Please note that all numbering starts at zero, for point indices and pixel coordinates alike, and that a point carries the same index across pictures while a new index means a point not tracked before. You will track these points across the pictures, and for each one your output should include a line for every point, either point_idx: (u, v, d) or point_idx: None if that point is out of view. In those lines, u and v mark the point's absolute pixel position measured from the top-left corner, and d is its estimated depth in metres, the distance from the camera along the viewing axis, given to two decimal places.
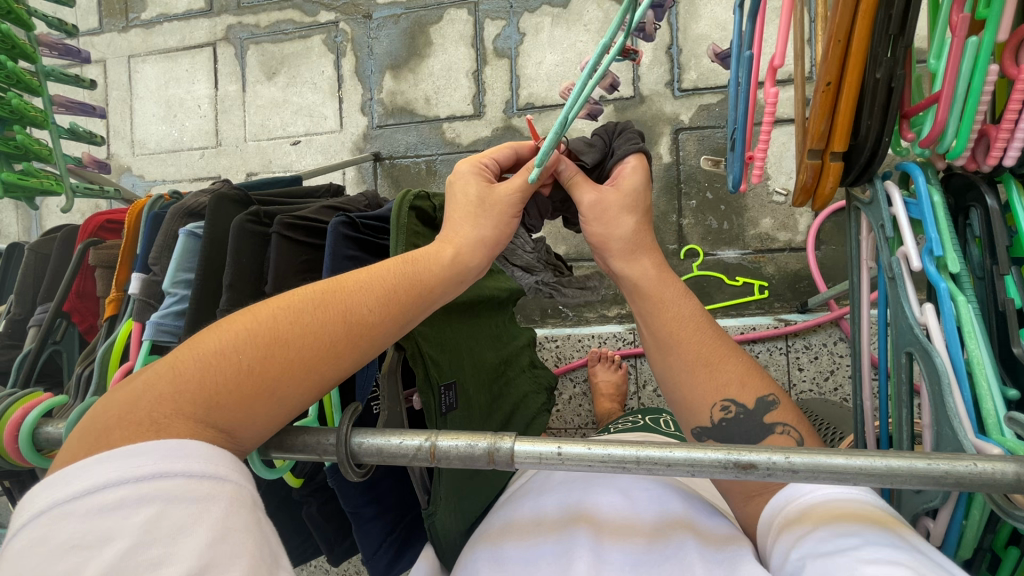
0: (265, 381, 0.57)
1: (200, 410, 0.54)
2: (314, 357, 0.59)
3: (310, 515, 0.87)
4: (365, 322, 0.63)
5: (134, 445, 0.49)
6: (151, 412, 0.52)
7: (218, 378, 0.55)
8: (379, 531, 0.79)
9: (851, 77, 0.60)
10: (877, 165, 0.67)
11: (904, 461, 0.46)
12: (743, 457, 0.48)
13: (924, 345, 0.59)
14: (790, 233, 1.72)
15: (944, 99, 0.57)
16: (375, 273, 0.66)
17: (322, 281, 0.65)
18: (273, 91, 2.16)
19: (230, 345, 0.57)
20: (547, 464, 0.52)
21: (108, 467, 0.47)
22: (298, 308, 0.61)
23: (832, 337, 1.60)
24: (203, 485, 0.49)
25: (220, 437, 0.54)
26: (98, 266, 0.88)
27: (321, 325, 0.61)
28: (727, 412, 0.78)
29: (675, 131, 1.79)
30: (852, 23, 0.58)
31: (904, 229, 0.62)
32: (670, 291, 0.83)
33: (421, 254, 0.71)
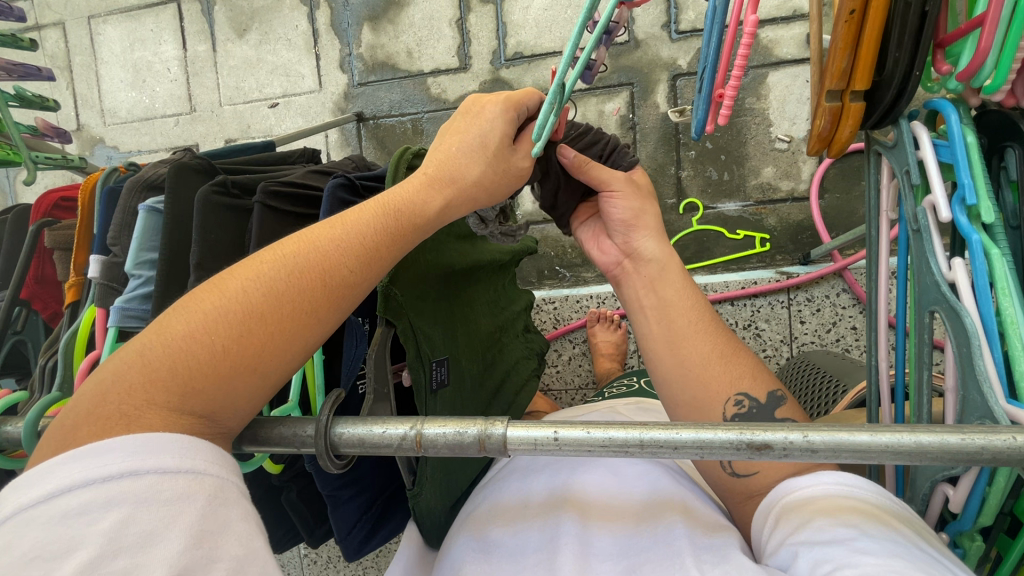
0: (243, 361, 0.50)
1: (174, 397, 0.48)
2: (296, 327, 0.53)
3: (291, 500, 0.86)
4: (345, 280, 0.56)
5: (101, 442, 0.44)
6: (120, 405, 0.46)
7: (190, 362, 0.49)
8: (355, 510, 0.77)
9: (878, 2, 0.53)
10: (903, 105, 0.59)
11: (934, 437, 0.42)
12: (757, 437, 0.44)
13: (950, 303, 0.53)
14: (794, 182, 1.65)
15: (988, 23, 0.50)
16: (348, 225, 0.58)
17: (287, 240, 0.57)
18: (245, 50, 2.02)
19: (198, 324, 0.50)
20: (543, 450, 0.48)
21: (74, 467, 0.42)
22: (268, 275, 0.53)
23: (836, 288, 1.55)
24: (178, 482, 0.43)
25: (199, 423, 0.49)
26: (55, 248, 0.82)
27: (296, 289, 0.53)
28: (741, 408, 0.72)
29: (672, 78, 1.68)
30: None
31: (932, 175, 0.55)
32: (678, 286, 0.80)
33: (400, 197, 0.63)
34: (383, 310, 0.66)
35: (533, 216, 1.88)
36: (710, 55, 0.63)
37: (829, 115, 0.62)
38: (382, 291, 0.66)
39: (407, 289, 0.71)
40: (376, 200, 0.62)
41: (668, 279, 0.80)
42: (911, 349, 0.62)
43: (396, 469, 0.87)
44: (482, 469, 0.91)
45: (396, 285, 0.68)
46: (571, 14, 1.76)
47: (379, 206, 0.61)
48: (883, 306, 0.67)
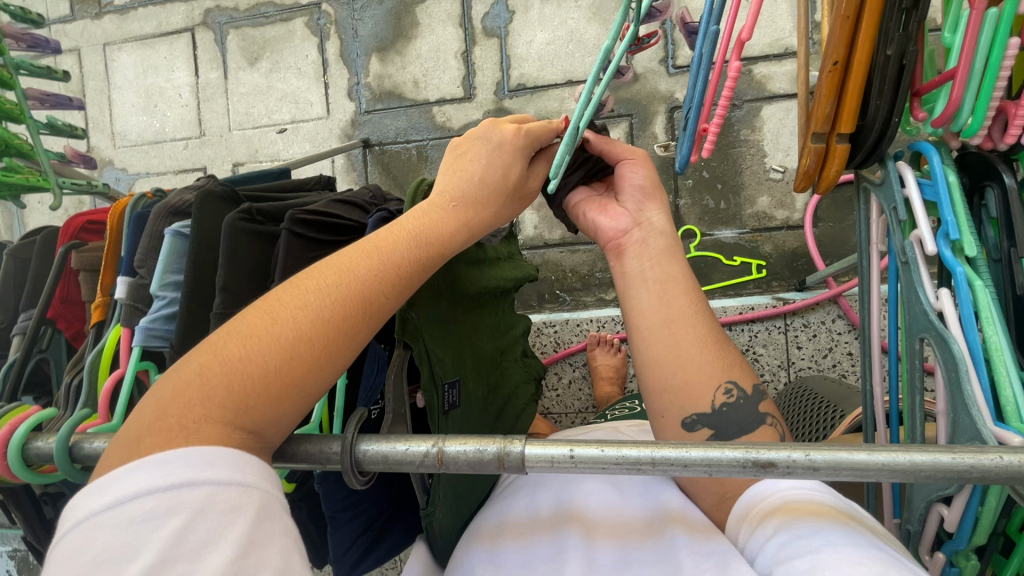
0: (293, 381, 0.53)
1: (229, 414, 0.49)
2: (340, 350, 0.56)
3: (302, 520, 0.90)
4: (382, 306, 0.60)
5: (164, 452, 0.46)
6: (181, 418, 0.48)
7: (244, 382, 0.51)
8: (352, 531, 0.79)
9: (860, 56, 0.57)
10: (886, 145, 0.64)
11: (927, 457, 0.45)
12: (762, 456, 0.47)
13: (939, 331, 0.57)
14: (788, 211, 1.71)
15: (959, 76, 0.55)
16: (384, 254, 0.61)
17: (328, 265, 0.59)
18: (256, 78, 2.09)
19: (254, 346, 0.52)
20: (559, 468, 0.51)
21: (140, 475, 0.44)
22: (316, 301, 0.56)
23: (831, 315, 1.59)
24: (230, 493, 0.45)
25: (249, 438, 0.50)
26: (81, 269, 0.85)
27: (340, 314, 0.56)
28: (729, 396, 0.76)
29: (669, 110, 1.75)
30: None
31: (918, 212, 0.59)
32: (678, 273, 0.82)
33: (430, 228, 0.67)
34: (400, 332, 0.69)
35: (534, 241, 1.93)
36: (696, 98, 0.65)
37: (815, 154, 0.66)
38: (400, 314, 0.69)
39: (423, 313, 0.74)
40: (410, 230, 0.65)
41: (666, 265, 0.82)
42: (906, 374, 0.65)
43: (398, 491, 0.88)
44: (488, 491, 0.92)
45: (413, 309, 0.71)
46: (572, 48, 1.84)
47: (412, 237, 0.65)
48: (875, 330, 0.71)
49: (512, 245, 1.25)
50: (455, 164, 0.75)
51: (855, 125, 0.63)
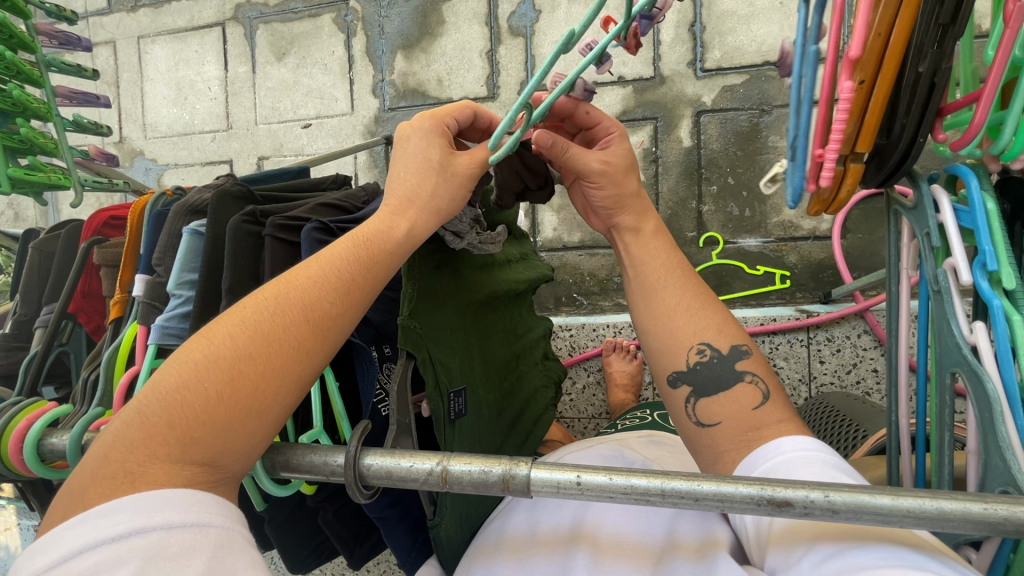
0: (239, 405, 0.53)
1: (175, 450, 0.50)
2: (285, 365, 0.55)
3: (328, 519, 0.82)
4: (327, 313, 0.59)
5: (108, 502, 0.46)
6: (123, 462, 0.49)
7: (185, 409, 0.51)
8: (406, 533, 0.78)
9: (886, 75, 0.54)
10: (910, 164, 0.60)
11: (957, 504, 0.42)
12: (778, 494, 0.44)
13: (972, 367, 0.54)
14: (815, 221, 1.65)
15: (986, 98, 0.51)
16: (325, 261, 0.61)
17: (269, 284, 0.60)
18: (283, 72, 2.11)
19: (192, 373, 0.53)
20: (565, 494, 0.49)
21: (83, 530, 0.44)
22: (250, 320, 0.56)
23: (856, 329, 1.54)
24: (183, 536, 0.46)
25: (203, 472, 0.51)
26: (103, 264, 0.86)
27: (281, 331, 0.56)
28: (702, 356, 0.76)
29: (696, 114, 1.71)
30: (896, 11, 0.51)
31: (953, 239, 0.56)
32: (655, 246, 0.82)
33: (370, 227, 0.65)
34: (404, 341, 0.68)
35: (553, 243, 1.92)
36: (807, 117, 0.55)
37: (831, 178, 0.63)
38: (402, 323, 0.68)
39: (426, 322, 0.73)
40: (346, 237, 0.64)
41: (646, 247, 0.82)
42: (933, 393, 0.62)
43: None
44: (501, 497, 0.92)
45: (414, 318, 0.71)
46: None
47: (345, 241, 0.64)
48: (904, 348, 0.67)
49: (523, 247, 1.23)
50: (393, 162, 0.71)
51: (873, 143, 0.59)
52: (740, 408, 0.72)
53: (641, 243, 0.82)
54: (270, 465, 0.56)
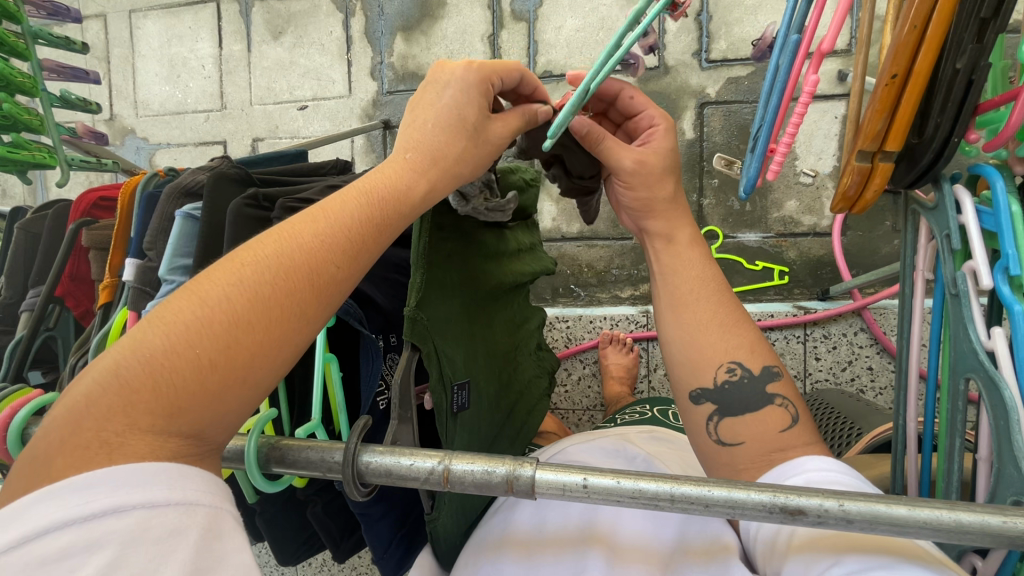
0: (232, 371, 0.49)
1: (160, 416, 0.46)
2: (283, 330, 0.52)
3: (315, 514, 0.79)
4: (329, 278, 0.55)
5: (82, 475, 0.43)
6: (97, 431, 0.44)
7: (172, 375, 0.47)
8: (388, 527, 0.75)
9: (922, 72, 0.52)
10: (941, 166, 0.58)
11: (974, 517, 0.41)
12: (791, 501, 0.43)
13: (989, 373, 0.52)
14: (816, 217, 1.64)
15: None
16: (328, 219, 0.57)
17: (262, 237, 0.55)
18: (279, 52, 2.06)
19: (179, 336, 0.48)
20: (570, 497, 0.47)
21: (51, 505, 0.40)
22: (251, 277, 0.52)
23: (853, 327, 1.53)
24: (166, 516, 0.43)
25: (190, 444, 0.48)
26: (91, 247, 0.83)
27: (282, 294, 0.52)
28: (732, 374, 0.75)
29: (700, 105, 1.69)
30: (932, 5, 0.49)
31: (974, 241, 0.55)
32: (691, 260, 0.81)
33: (379, 187, 0.62)
34: (410, 333, 0.66)
35: (552, 233, 1.90)
36: (767, 117, 0.60)
37: (858, 174, 0.61)
38: (410, 314, 0.66)
39: (433, 314, 0.71)
40: (356, 192, 0.60)
41: (683, 259, 0.81)
42: (945, 395, 0.61)
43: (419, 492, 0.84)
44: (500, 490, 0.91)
45: (422, 310, 0.69)
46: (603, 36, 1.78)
47: (355, 197, 0.60)
48: (915, 351, 0.66)
49: (534, 237, 1.21)
50: (414, 115, 0.69)
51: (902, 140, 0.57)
52: (767, 430, 0.72)
53: (674, 252, 0.82)
54: (265, 458, 0.54)
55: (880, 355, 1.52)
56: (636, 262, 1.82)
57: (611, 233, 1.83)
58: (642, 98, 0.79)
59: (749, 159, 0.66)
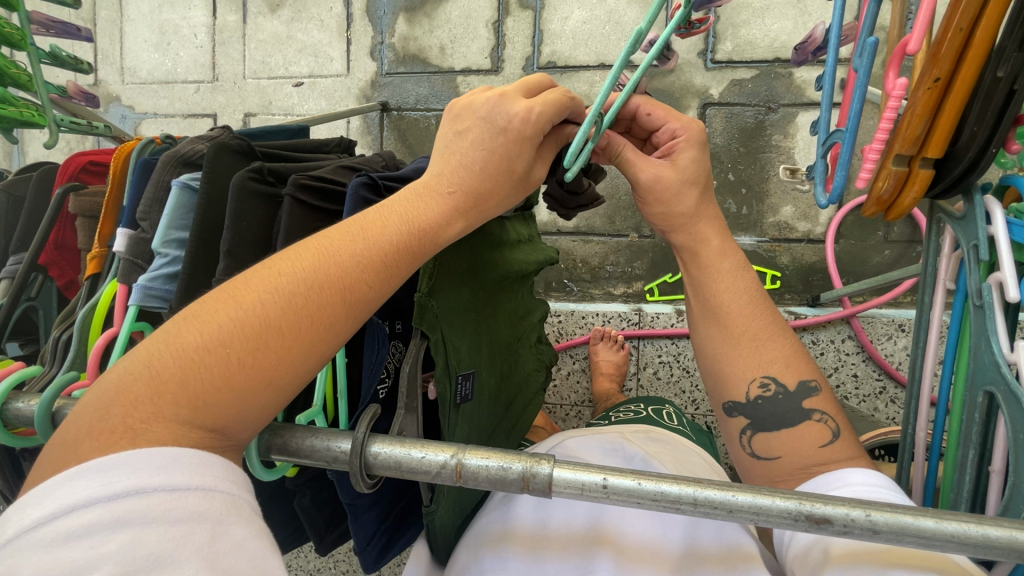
0: (260, 376, 0.48)
1: (185, 411, 0.45)
2: (314, 342, 0.51)
3: (303, 505, 0.74)
4: (364, 295, 0.54)
5: (107, 456, 0.42)
6: (126, 417, 0.44)
7: (202, 375, 0.46)
8: (372, 521, 0.72)
9: (965, 71, 0.51)
10: (974, 178, 0.58)
11: (1002, 532, 0.40)
12: (817, 510, 0.42)
13: (1011, 387, 0.52)
14: (811, 224, 1.65)
15: None
16: (370, 234, 0.55)
17: (303, 247, 0.54)
18: (276, 26, 1.99)
19: (212, 335, 0.47)
20: (588, 496, 0.46)
21: (78, 485, 0.40)
22: (288, 285, 0.51)
23: (842, 334, 1.55)
24: (187, 500, 0.41)
25: (212, 438, 0.46)
26: (80, 215, 0.78)
27: (316, 306, 0.51)
28: (765, 390, 0.76)
29: (702, 106, 1.68)
30: (980, 8, 0.49)
31: (1003, 252, 0.54)
32: (723, 267, 0.80)
33: (422, 210, 0.59)
34: (419, 320, 0.64)
35: (547, 227, 1.88)
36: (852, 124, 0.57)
37: (893, 179, 0.60)
38: (419, 301, 0.64)
39: (443, 301, 0.69)
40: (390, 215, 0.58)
41: (716, 265, 0.80)
42: (959, 406, 0.61)
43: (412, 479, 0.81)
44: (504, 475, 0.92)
45: (432, 296, 0.66)
46: (609, 30, 1.76)
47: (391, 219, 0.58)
48: (929, 361, 0.65)
49: (530, 228, 1.18)
50: (456, 137, 0.64)
51: (941, 150, 0.57)
52: (803, 446, 0.74)
53: (712, 262, 0.80)
54: (266, 446, 0.51)
55: (865, 363, 1.54)
56: (631, 260, 1.82)
57: (607, 230, 1.82)
58: (661, 112, 0.77)
59: (819, 160, 0.68)
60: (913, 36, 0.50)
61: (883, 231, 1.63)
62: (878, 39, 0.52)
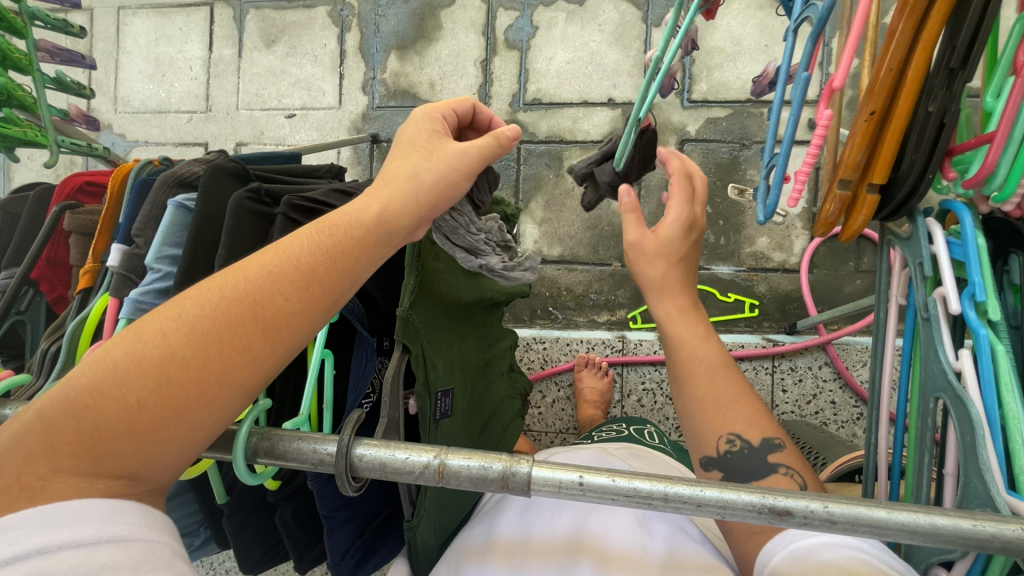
0: (161, 413, 0.48)
1: (82, 461, 0.46)
2: (223, 368, 0.50)
3: (284, 519, 0.73)
4: (279, 312, 0.53)
5: (2, 518, 0.42)
6: (22, 475, 0.45)
7: (97, 420, 0.46)
8: (347, 535, 0.71)
9: (900, 106, 0.58)
10: (915, 202, 0.64)
11: (948, 520, 0.43)
12: (779, 503, 0.45)
13: (957, 391, 0.56)
14: (785, 254, 1.72)
15: (998, 140, 0.54)
16: (282, 250, 0.56)
17: (216, 275, 0.55)
18: (271, 60, 2.06)
19: (110, 377, 0.47)
20: (566, 494, 0.48)
21: None
22: (193, 315, 0.51)
23: (818, 361, 1.60)
24: (99, 553, 0.43)
25: (121, 484, 0.47)
26: (73, 232, 0.80)
27: (222, 332, 0.51)
28: (731, 446, 0.77)
29: (680, 141, 1.77)
30: (908, 50, 0.55)
31: (944, 268, 0.59)
32: (691, 332, 0.82)
33: (341, 217, 0.60)
34: (400, 332, 0.66)
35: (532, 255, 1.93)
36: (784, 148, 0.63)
37: (839, 202, 0.67)
38: (401, 314, 0.67)
39: (422, 316, 0.72)
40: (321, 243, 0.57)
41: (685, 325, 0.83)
42: (915, 414, 0.65)
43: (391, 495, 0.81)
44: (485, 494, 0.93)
45: (413, 309, 0.69)
46: (592, 70, 1.86)
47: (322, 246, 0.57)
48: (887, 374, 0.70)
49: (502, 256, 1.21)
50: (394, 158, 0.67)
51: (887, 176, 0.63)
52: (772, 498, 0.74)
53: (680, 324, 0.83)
54: (254, 450, 0.52)
55: (842, 390, 1.58)
56: (614, 287, 1.86)
57: (590, 259, 1.87)
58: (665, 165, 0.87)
59: (761, 182, 0.72)
60: (837, 73, 0.56)
61: (854, 261, 1.71)
62: (808, 72, 0.59)
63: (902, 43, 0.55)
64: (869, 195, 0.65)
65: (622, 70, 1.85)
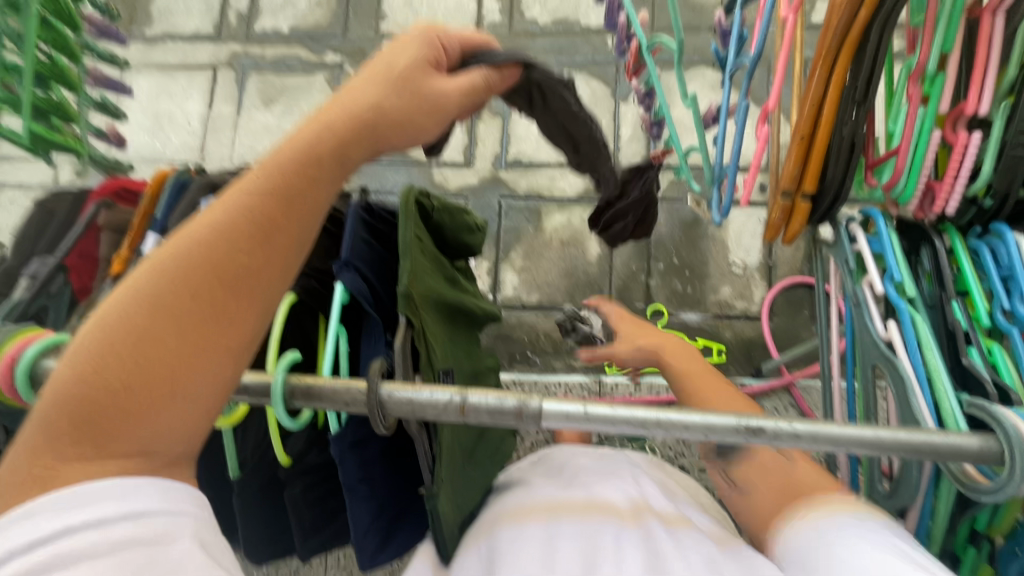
0: (147, 380, 0.54)
1: (88, 450, 0.52)
2: (196, 328, 0.57)
3: (293, 498, 0.85)
4: (242, 262, 0.60)
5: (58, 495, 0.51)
6: (37, 467, 0.52)
7: (90, 398, 0.52)
8: (368, 510, 0.78)
9: (822, 131, 0.74)
10: (839, 205, 0.81)
11: (888, 434, 0.55)
12: (754, 422, 0.55)
13: (889, 357, 0.68)
14: (747, 302, 1.90)
15: (903, 152, 0.73)
16: (232, 200, 0.62)
17: (169, 240, 0.60)
18: (267, 117, 2.22)
19: (87, 356, 0.53)
20: (575, 423, 0.55)
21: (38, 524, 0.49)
22: (153, 284, 0.57)
23: (785, 401, 1.76)
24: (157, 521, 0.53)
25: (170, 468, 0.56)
26: (108, 229, 0.93)
27: (189, 292, 0.57)
28: None
29: (652, 200, 1.98)
30: (825, 90, 0.72)
31: (869, 261, 0.73)
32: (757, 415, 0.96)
33: (287, 156, 0.65)
34: (405, 306, 0.74)
35: (512, 301, 2.01)
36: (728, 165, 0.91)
37: (783, 210, 0.83)
38: (404, 290, 0.75)
39: (423, 298, 0.80)
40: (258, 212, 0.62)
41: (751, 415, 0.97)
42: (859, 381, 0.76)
43: (403, 485, 0.86)
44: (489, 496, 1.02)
45: (417, 289, 0.77)
46: None
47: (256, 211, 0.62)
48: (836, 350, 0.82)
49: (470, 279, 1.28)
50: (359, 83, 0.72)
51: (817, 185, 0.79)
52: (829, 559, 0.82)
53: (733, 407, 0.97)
54: (291, 393, 0.59)
55: None
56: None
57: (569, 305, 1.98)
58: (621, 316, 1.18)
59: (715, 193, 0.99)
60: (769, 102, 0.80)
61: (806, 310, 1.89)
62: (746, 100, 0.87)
63: (818, 83, 0.72)
64: (801, 202, 0.81)
65: (600, 134, 2.08)
